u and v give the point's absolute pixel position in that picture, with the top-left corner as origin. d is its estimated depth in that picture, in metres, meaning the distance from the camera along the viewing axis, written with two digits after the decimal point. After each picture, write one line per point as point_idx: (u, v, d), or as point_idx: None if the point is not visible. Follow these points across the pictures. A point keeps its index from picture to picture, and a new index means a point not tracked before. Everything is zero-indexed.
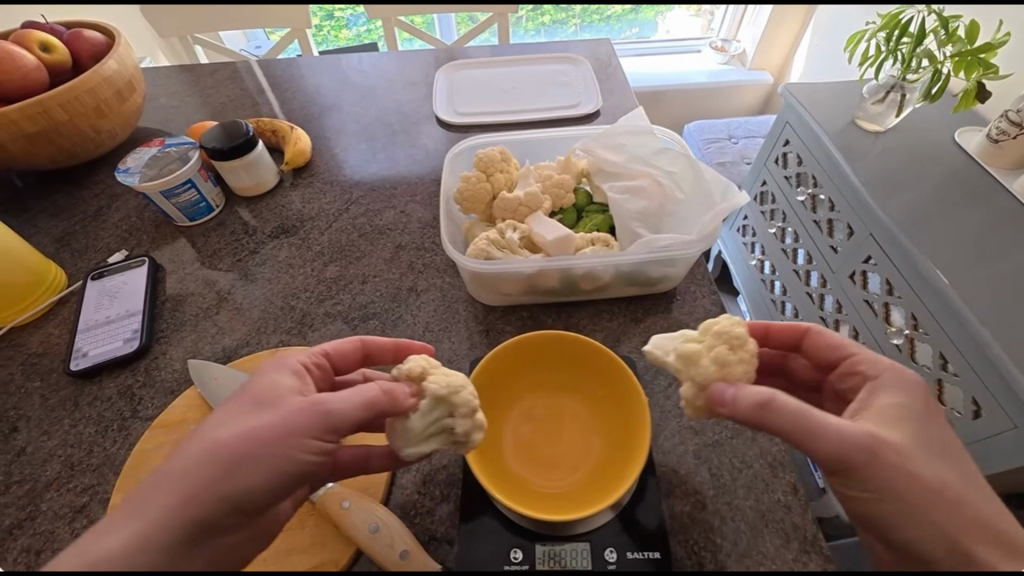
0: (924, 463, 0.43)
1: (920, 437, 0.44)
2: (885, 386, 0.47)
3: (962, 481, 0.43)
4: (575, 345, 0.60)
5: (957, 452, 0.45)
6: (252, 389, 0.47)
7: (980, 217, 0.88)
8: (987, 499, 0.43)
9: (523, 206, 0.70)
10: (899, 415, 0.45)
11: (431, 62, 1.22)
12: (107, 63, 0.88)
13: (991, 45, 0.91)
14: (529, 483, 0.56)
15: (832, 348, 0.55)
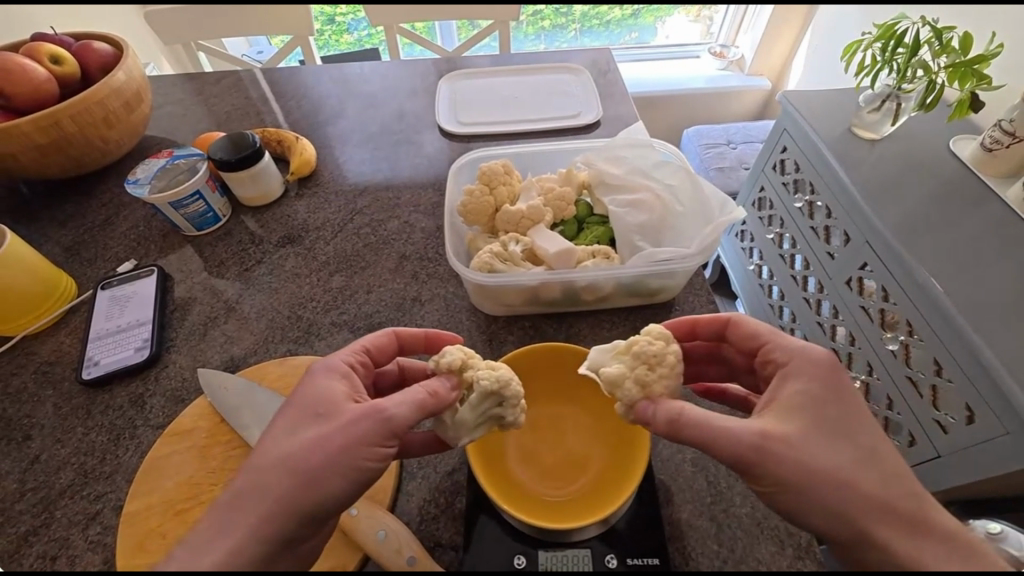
0: (818, 450, 0.45)
1: (816, 424, 0.46)
2: (793, 376, 0.50)
3: (868, 463, 0.44)
4: (574, 357, 0.62)
5: (863, 433, 0.46)
6: (311, 399, 0.50)
7: (974, 225, 0.90)
8: (900, 479, 0.43)
9: (525, 219, 0.71)
10: (800, 404, 0.47)
11: (434, 71, 1.24)
12: (116, 74, 0.89)
13: (984, 56, 0.93)
14: (529, 489, 0.58)
15: (752, 337, 0.57)
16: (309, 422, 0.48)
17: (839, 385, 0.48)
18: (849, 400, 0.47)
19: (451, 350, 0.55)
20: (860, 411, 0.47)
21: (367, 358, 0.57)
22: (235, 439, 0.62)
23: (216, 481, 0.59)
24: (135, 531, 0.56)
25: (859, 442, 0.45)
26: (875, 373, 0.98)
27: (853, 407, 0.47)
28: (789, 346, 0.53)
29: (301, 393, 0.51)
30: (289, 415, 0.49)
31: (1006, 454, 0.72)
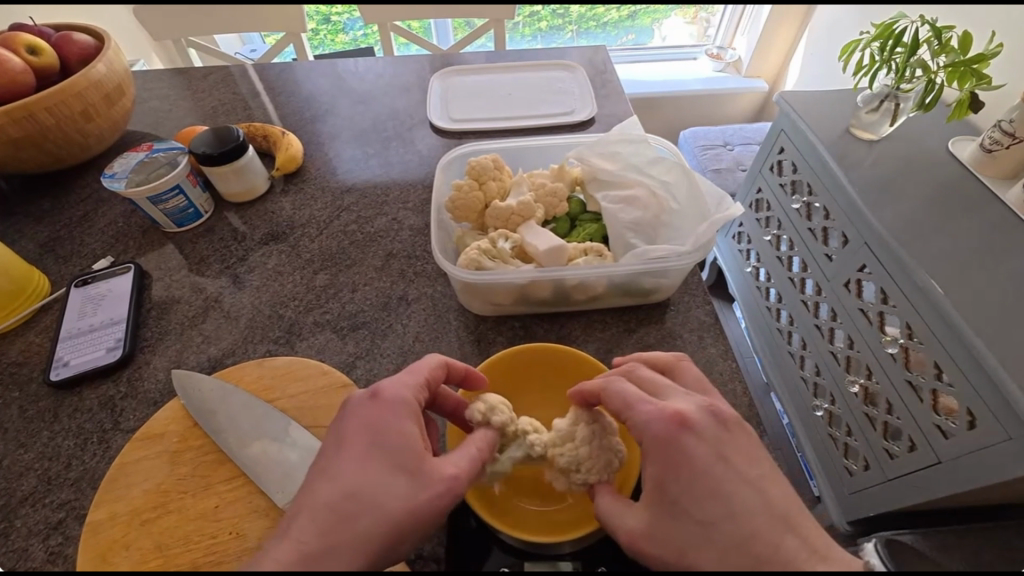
0: (677, 538, 0.43)
1: (667, 512, 0.44)
2: (648, 457, 0.46)
3: (714, 539, 0.42)
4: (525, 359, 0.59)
5: (705, 508, 0.43)
6: (385, 438, 0.45)
7: (974, 227, 0.88)
8: (753, 546, 0.41)
9: (515, 215, 0.69)
10: (656, 489, 0.45)
11: (427, 67, 1.21)
12: (95, 67, 0.86)
13: (984, 55, 0.91)
14: (500, 507, 0.52)
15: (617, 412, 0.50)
16: (350, 457, 0.44)
17: (681, 457, 0.44)
18: (691, 472, 0.44)
19: (499, 408, 0.52)
20: (705, 480, 0.43)
21: (426, 382, 0.52)
22: (208, 444, 0.59)
23: (188, 489, 0.55)
24: (99, 542, 0.53)
25: (703, 517, 0.42)
26: (874, 377, 0.95)
27: (696, 481, 0.43)
28: (638, 422, 0.47)
29: (358, 426, 0.46)
30: (356, 456, 0.45)
31: (1008, 460, 0.70)
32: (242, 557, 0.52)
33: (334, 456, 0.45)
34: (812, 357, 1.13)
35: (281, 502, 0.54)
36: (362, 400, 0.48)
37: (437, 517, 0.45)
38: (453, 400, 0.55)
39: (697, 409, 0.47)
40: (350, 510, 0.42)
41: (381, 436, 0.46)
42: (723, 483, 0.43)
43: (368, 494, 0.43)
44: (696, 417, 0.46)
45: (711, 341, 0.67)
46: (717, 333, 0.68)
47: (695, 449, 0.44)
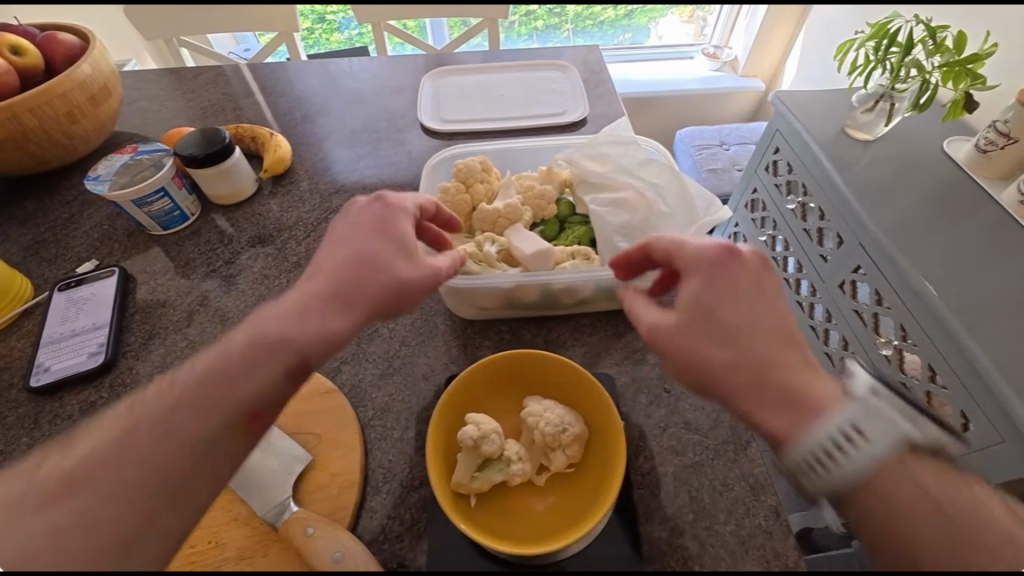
0: (698, 338, 0.44)
1: (698, 320, 0.45)
2: (689, 275, 0.47)
3: (737, 346, 0.43)
4: (485, 367, 0.54)
5: (738, 317, 0.44)
6: (391, 225, 0.53)
7: (968, 227, 0.87)
8: (774, 360, 0.42)
9: (502, 219, 0.68)
10: (691, 302, 0.46)
11: (419, 67, 1.20)
12: (80, 67, 0.85)
13: (979, 55, 0.90)
14: (477, 524, 0.47)
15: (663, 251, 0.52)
16: (359, 232, 0.52)
17: (733, 273, 0.45)
18: (730, 288, 0.45)
19: (493, 437, 0.48)
20: (744, 303, 0.44)
21: (422, 206, 0.58)
22: None
23: None
24: None
25: (733, 326, 0.44)
26: None
27: (737, 300, 0.44)
28: (687, 252, 0.48)
29: (365, 219, 0.53)
30: (362, 235, 0.52)
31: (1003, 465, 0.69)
32: (220, 567, 0.51)
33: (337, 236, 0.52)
34: None
35: (261, 511, 0.53)
36: (375, 202, 0.55)
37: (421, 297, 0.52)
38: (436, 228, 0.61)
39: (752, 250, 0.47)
40: (356, 274, 0.49)
41: (378, 229, 0.52)
42: (761, 305, 0.45)
43: (371, 261, 0.50)
44: (745, 254, 0.47)
45: None
46: None
47: (742, 276, 0.46)
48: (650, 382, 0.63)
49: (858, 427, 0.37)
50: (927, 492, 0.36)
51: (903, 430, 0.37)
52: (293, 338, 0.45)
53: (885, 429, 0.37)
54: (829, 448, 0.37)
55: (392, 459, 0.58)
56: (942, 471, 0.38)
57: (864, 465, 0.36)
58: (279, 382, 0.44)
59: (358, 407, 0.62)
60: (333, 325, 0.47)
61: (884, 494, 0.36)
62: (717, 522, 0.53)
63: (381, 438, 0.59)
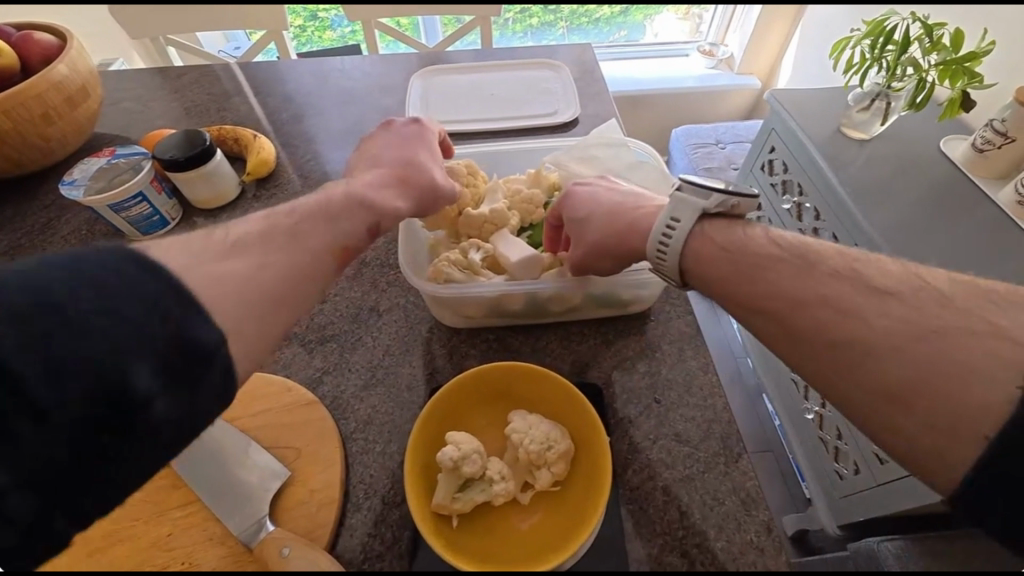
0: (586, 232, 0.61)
1: (580, 230, 0.62)
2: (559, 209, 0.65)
3: (599, 224, 0.60)
4: (467, 383, 0.52)
5: (583, 209, 0.62)
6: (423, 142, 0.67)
7: (965, 228, 0.86)
8: (621, 215, 0.60)
9: (489, 224, 0.67)
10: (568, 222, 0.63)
11: (408, 66, 1.18)
12: (56, 67, 0.83)
13: (976, 53, 0.89)
14: (461, 547, 0.45)
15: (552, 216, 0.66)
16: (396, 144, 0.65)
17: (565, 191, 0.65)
18: (574, 194, 0.64)
19: (473, 457, 0.46)
20: (581, 201, 0.63)
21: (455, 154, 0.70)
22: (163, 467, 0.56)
23: (139, 516, 0.53)
24: None
25: (587, 214, 0.61)
26: None
27: (580, 201, 0.63)
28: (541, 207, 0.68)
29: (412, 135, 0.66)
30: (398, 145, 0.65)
31: None
32: None
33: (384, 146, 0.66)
34: None
35: (236, 530, 0.51)
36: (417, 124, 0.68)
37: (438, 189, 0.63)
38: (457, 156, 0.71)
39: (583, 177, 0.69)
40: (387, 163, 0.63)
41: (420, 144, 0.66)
42: (590, 196, 0.63)
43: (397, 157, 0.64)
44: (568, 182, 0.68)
45: (691, 353, 0.65)
46: (698, 345, 0.65)
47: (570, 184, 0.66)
48: (640, 392, 0.61)
49: (673, 217, 0.56)
50: (728, 247, 0.53)
51: (697, 205, 0.55)
52: (375, 202, 0.58)
53: (686, 211, 0.55)
54: (659, 240, 0.55)
55: (374, 474, 0.56)
56: (741, 229, 0.54)
57: (679, 239, 0.54)
58: (362, 232, 0.57)
59: (339, 419, 0.60)
60: (398, 202, 0.60)
61: (698, 254, 0.54)
62: (707, 537, 0.51)
63: (362, 451, 0.58)
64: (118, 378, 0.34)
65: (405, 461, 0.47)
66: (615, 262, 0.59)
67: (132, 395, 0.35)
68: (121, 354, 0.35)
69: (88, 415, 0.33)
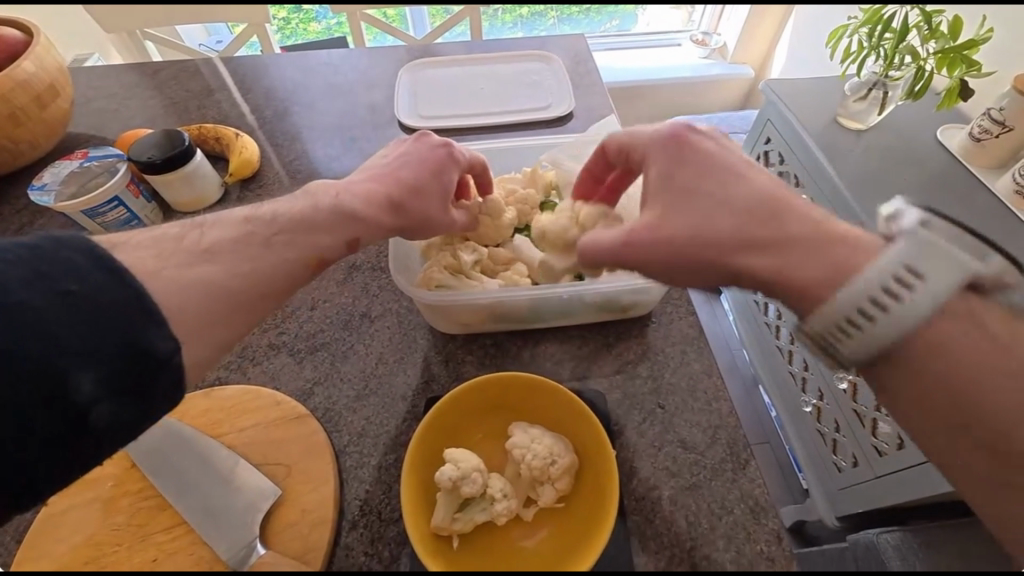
0: (685, 210, 0.46)
1: (670, 194, 0.47)
2: (654, 157, 0.50)
3: (728, 199, 0.45)
4: (467, 397, 0.50)
5: (708, 181, 0.47)
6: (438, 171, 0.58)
7: (964, 220, 0.85)
8: (760, 204, 0.45)
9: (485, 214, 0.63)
10: (661, 180, 0.48)
11: (395, 59, 1.14)
12: (21, 65, 0.78)
13: (975, 41, 0.87)
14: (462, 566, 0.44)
15: (619, 149, 0.55)
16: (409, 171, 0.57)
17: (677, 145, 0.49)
18: (701, 158, 0.48)
19: (473, 476, 0.44)
20: (709, 163, 0.48)
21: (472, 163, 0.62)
22: (146, 488, 0.53)
23: (121, 541, 0.50)
24: None
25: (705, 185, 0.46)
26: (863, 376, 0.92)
27: (701, 166, 0.48)
28: (642, 139, 0.52)
29: (433, 154, 0.58)
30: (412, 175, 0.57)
31: None
32: None
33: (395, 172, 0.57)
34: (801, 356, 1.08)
35: (224, 554, 0.48)
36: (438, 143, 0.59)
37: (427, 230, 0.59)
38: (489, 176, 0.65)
39: (708, 128, 0.52)
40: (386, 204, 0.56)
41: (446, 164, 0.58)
42: (724, 165, 0.47)
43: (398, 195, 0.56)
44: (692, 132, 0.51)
45: (695, 355, 0.63)
46: (701, 346, 0.64)
47: (699, 142, 0.49)
48: (643, 398, 0.59)
49: (912, 265, 0.39)
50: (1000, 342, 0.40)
51: (968, 265, 0.39)
52: (355, 216, 0.54)
53: (943, 265, 0.39)
54: (868, 300, 0.40)
55: (369, 490, 0.54)
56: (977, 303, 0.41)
57: (924, 303, 0.39)
58: (338, 246, 0.54)
59: (332, 432, 0.58)
60: (382, 221, 0.55)
61: (951, 341, 0.39)
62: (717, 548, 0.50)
63: (357, 466, 0.56)
64: (140, 339, 0.40)
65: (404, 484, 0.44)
66: (698, 271, 0.46)
67: (155, 354, 0.41)
68: (72, 366, 0.38)
69: (112, 369, 0.39)
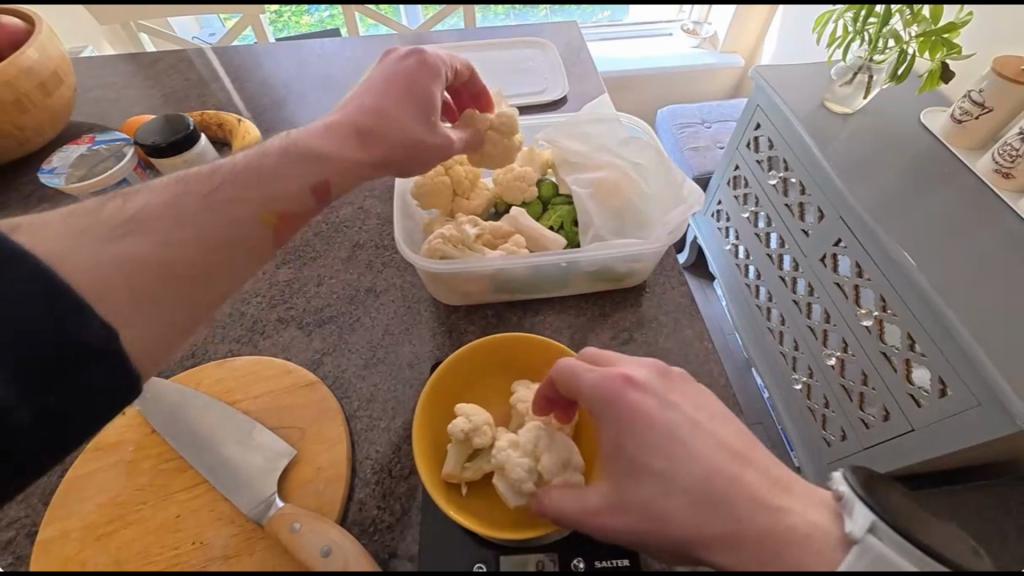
0: (637, 497, 0.40)
1: (622, 473, 0.41)
2: (600, 420, 0.43)
3: (679, 485, 0.40)
4: (476, 355, 0.54)
5: (660, 456, 0.40)
6: (408, 83, 0.59)
7: (945, 199, 0.88)
8: (709, 491, 0.39)
9: (494, 129, 0.65)
10: (609, 453, 0.42)
11: (392, 47, 1.16)
12: (25, 52, 0.80)
13: (955, 24, 0.88)
14: (468, 509, 0.48)
15: (566, 390, 0.46)
16: (382, 88, 0.59)
17: (625, 398, 0.42)
18: (648, 427, 0.41)
19: (482, 427, 0.49)
20: (659, 431, 0.41)
21: (456, 68, 0.63)
22: (167, 451, 0.56)
23: (144, 499, 0.53)
24: (52, 560, 0.50)
25: (659, 468, 0.40)
26: (849, 350, 0.95)
27: (651, 428, 0.41)
28: (585, 390, 0.43)
29: (407, 71, 0.59)
30: (388, 91, 0.59)
31: (980, 425, 0.70)
32: (205, 567, 0.49)
33: (372, 89, 0.59)
34: (790, 332, 1.12)
35: (245, 508, 0.51)
36: (410, 54, 0.60)
37: (407, 146, 0.59)
38: (483, 83, 0.67)
39: (646, 370, 0.45)
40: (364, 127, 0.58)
41: (421, 76, 0.59)
42: (676, 431, 0.41)
43: (376, 115, 0.58)
44: (642, 376, 0.44)
45: (687, 322, 0.66)
46: (693, 314, 0.67)
47: (645, 406, 0.42)
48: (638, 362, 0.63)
49: None
50: None
51: None
52: (325, 156, 0.57)
53: None
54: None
55: (380, 449, 0.57)
56: None
57: None
58: (304, 194, 0.57)
59: (342, 398, 0.61)
60: (354, 156, 0.58)
61: None
62: None
63: (367, 428, 0.58)
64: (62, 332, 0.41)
65: (417, 434, 0.48)
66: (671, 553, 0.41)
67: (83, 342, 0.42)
68: None
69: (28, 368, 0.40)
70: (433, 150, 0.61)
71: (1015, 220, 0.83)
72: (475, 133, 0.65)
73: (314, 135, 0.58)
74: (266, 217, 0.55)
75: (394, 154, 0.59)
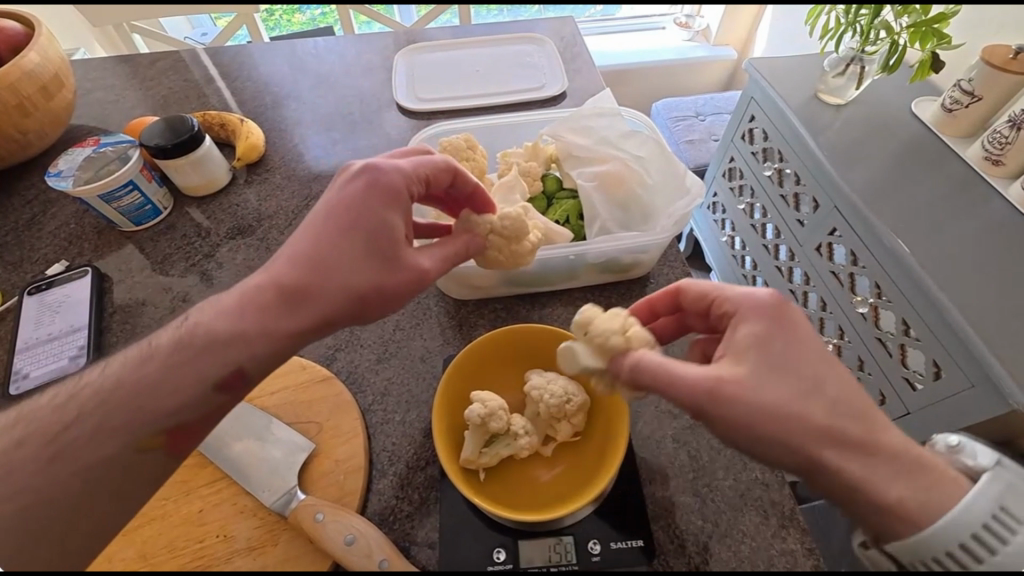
0: (775, 388, 0.40)
1: (766, 363, 0.41)
2: (745, 320, 0.44)
3: None
4: (492, 345, 0.57)
5: (809, 362, 0.41)
6: (352, 221, 0.48)
7: (937, 185, 0.90)
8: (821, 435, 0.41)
9: (496, 234, 0.58)
10: (752, 345, 0.42)
11: (390, 44, 1.16)
12: (27, 55, 0.79)
13: (944, 14, 0.89)
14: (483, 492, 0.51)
15: (701, 295, 0.50)
16: (318, 231, 0.48)
17: (788, 313, 0.44)
18: (796, 339, 0.42)
19: (499, 414, 0.51)
20: (804, 346, 0.42)
21: (423, 175, 0.53)
22: None
23: (168, 495, 0.54)
24: None
25: (805, 373, 0.41)
26: (846, 336, 0.97)
27: (800, 340, 0.42)
28: (735, 295, 0.47)
29: (349, 196, 0.49)
30: (329, 229, 0.48)
31: (972, 407, 0.72)
32: (230, 559, 0.50)
33: (311, 227, 0.49)
34: None
35: (268, 501, 0.52)
36: (360, 172, 0.51)
37: (351, 301, 0.48)
38: (474, 181, 0.58)
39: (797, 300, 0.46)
40: (292, 295, 0.47)
41: (366, 204, 0.49)
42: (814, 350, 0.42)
43: (316, 266, 0.48)
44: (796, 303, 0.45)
45: None
46: None
47: (801, 322, 0.44)
48: None
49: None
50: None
51: None
52: (236, 337, 0.46)
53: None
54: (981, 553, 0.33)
55: (395, 442, 0.58)
56: None
57: None
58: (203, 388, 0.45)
59: (357, 393, 0.62)
60: (278, 327, 0.47)
61: None
62: (719, 481, 0.55)
63: (383, 421, 0.60)
64: None
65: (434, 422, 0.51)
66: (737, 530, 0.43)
67: None
68: None
69: None
70: (387, 300, 0.50)
71: (1003, 205, 0.85)
72: (473, 240, 0.57)
73: (221, 309, 0.47)
74: (154, 375, 0.45)
75: (340, 310, 0.48)
